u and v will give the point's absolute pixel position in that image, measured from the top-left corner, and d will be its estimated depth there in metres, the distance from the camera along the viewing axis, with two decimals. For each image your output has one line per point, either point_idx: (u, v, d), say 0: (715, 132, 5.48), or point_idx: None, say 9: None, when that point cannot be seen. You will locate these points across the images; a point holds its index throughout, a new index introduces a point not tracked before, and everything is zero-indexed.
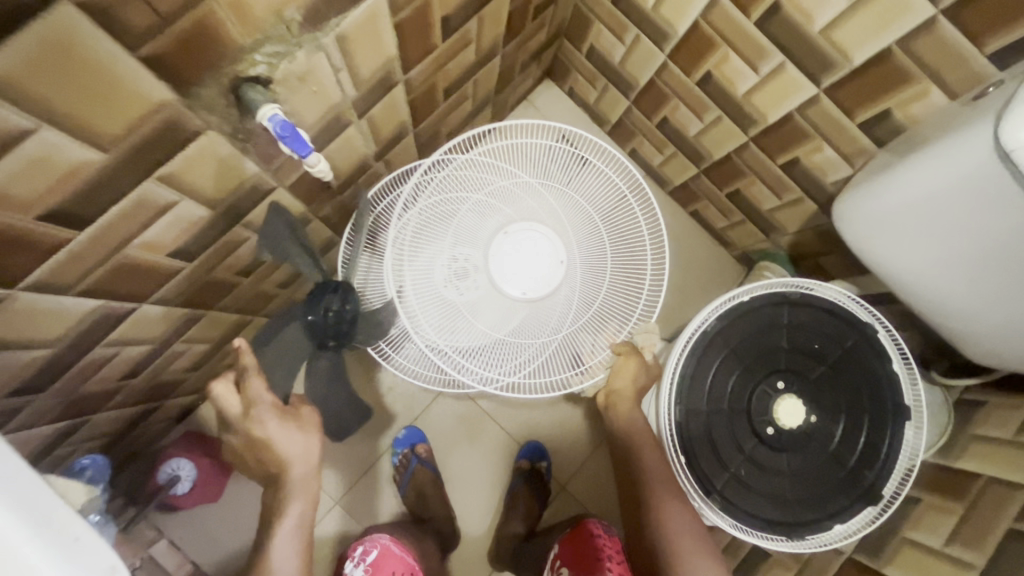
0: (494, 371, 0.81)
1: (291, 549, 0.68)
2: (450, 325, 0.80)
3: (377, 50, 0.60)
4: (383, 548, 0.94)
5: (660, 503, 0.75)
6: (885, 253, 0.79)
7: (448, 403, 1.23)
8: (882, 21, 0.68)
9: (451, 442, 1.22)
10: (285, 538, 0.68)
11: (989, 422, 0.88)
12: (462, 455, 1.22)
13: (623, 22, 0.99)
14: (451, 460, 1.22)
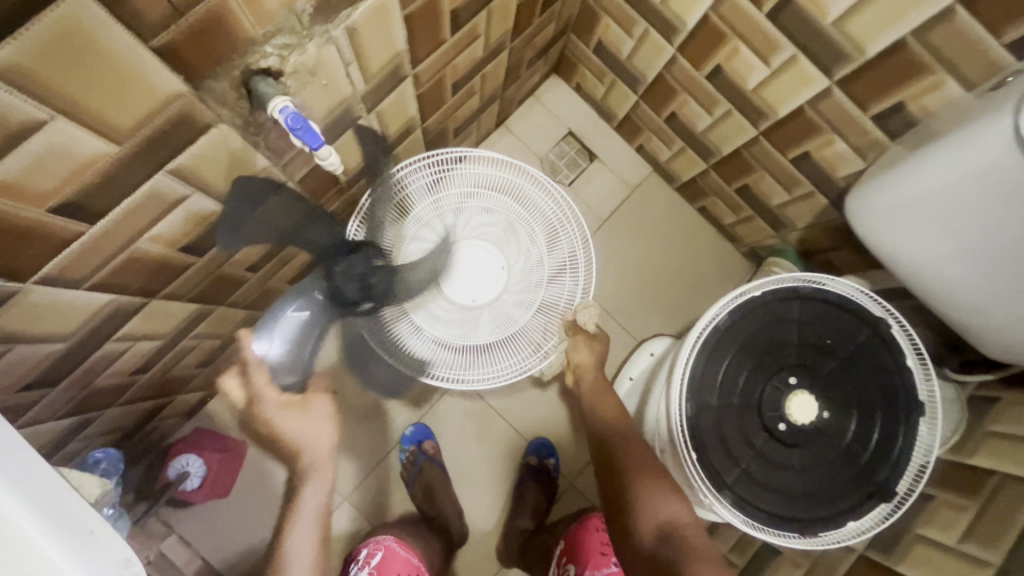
0: (456, 370, 0.87)
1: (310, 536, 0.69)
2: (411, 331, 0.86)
3: (387, 43, 0.60)
4: (387, 551, 0.94)
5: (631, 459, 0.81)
6: (896, 247, 0.78)
7: (455, 399, 1.23)
8: (896, 12, 0.67)
9: (459, 438, 1.22)
10: (305, 527, 0.69)
11: (1004, 420, 0.87)
12: (469, 448, 1.22)
13: (632, 17, 0.98)
14: (460, 454, 1.22)
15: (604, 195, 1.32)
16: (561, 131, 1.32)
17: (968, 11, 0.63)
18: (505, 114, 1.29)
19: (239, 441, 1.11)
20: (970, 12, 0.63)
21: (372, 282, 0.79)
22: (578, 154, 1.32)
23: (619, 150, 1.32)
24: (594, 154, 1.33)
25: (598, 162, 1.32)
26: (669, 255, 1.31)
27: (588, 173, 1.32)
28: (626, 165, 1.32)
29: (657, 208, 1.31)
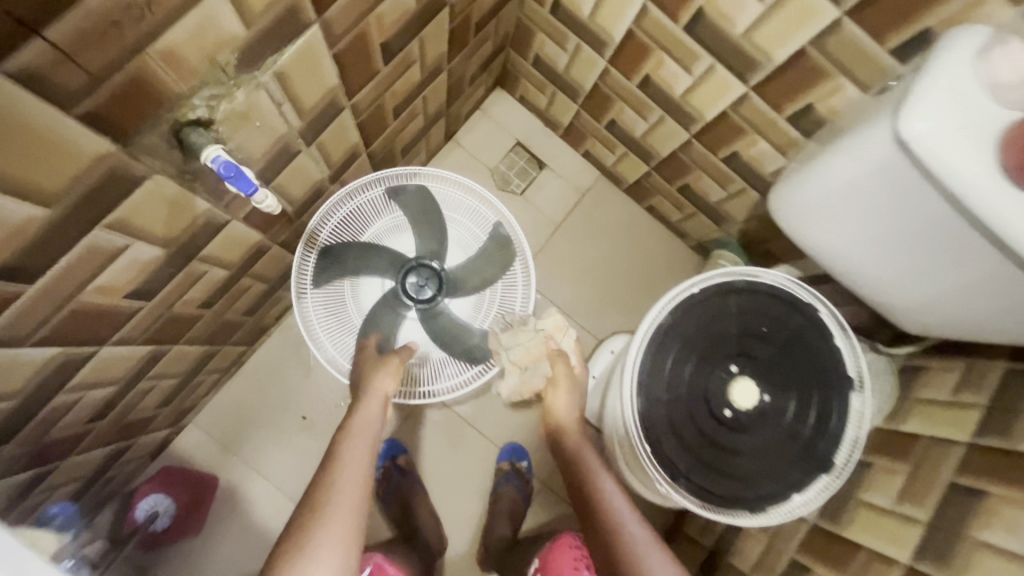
0: (434, 383, 0.95)
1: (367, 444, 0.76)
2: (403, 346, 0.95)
3: (319, 82, 0.62)
4: (376, 565, 0.95)
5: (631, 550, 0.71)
6: (817, 238, 0.83)
7: (440, 419, 1.26)
8: (793, 23, 0.73)
9: (449, 461, 1.25)
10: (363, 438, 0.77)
11: (931, 387, 0.94)
12: (459, 469, 1.25)
13: (563, 32, 1.03)
14: (450, 477, 1.24)
15: (557, 202, 1.36)
16: (509, 142, 1.36)
17: (855, 20, 0.68)
18: (453, 129, 1.32)
19: (209, 475, 1.12)
20: (856, 21, 0.68)
21: (427, 283, 0.92)
22: (527, 164, 1.36)
23: (566, 157, 1.37)
24: (544, 163, 1.37)
25: (548, 170, 1.36)
26: (622, 254, 1.36)
27: (538, 182, 1.36)
28: (576, 171, 1.37)
29: (608, 211, 1.36)
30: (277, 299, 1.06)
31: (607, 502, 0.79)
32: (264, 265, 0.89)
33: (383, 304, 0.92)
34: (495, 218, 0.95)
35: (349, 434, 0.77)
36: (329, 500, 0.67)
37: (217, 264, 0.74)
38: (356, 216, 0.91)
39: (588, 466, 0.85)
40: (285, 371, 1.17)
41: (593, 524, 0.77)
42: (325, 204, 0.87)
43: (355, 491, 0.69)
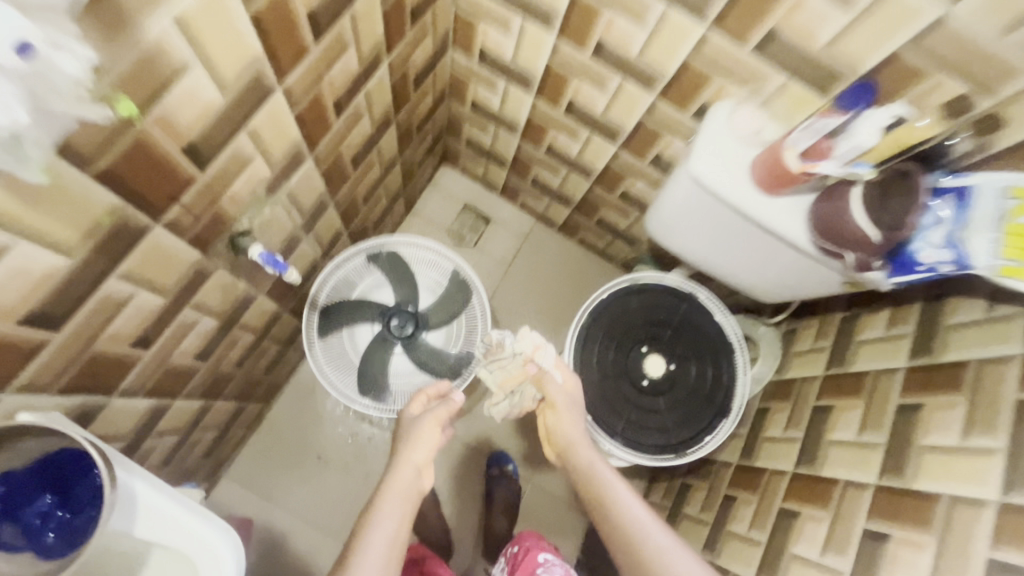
0: None
1: (404, 481, 0.92)
2: (396, 376, 1.19)
3: (313, 190, 0.92)
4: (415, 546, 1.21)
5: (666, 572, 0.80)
6: (678, 248, 1.09)
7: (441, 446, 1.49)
8: (629, 104, 1.03)
9: (451, 479, 1.47)
10: (403, 477, 0.93)
11: (801, 341, 1.24)
12: (461, 484, 1.47)
13: (483, 121, 1.37)
14: (453, 492, 1.46)
15: (506, 248, 1.66)
16: (459, 206, 1.68)
17: (658, 103, 0.99)
18: (411, 203, 1.64)
19: (244, 518, 1.31)
20: (659, 104, 0.99)
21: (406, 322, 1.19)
22: (476, 222, 1.66)
23: (507, 211, 1.69)
24: (489, 219, 1.68)
25: (493, 224, 1.68)
26: (564, 281, 1.65)
27: (487, 234, 1.67)
28: (516, 220, 1.68)
29: (548, 248, 1.67)
30: (286, 358, 1.31)
31: (629, 524, 0.87)
32: (277, 329, 1.15)
33: (375, 343, 1.17)
34: (453, 265, 1.23)
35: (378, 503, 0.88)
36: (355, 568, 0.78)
37: (247, 329, 1.00)
38: (345, 280, 1.18)
39: (604, 491, 0.93)
40: (298, 419, 1.40)
41: (625, 542, 0.86)
42: (322, 274, 1.14)
43: (380, 555, 0.81)
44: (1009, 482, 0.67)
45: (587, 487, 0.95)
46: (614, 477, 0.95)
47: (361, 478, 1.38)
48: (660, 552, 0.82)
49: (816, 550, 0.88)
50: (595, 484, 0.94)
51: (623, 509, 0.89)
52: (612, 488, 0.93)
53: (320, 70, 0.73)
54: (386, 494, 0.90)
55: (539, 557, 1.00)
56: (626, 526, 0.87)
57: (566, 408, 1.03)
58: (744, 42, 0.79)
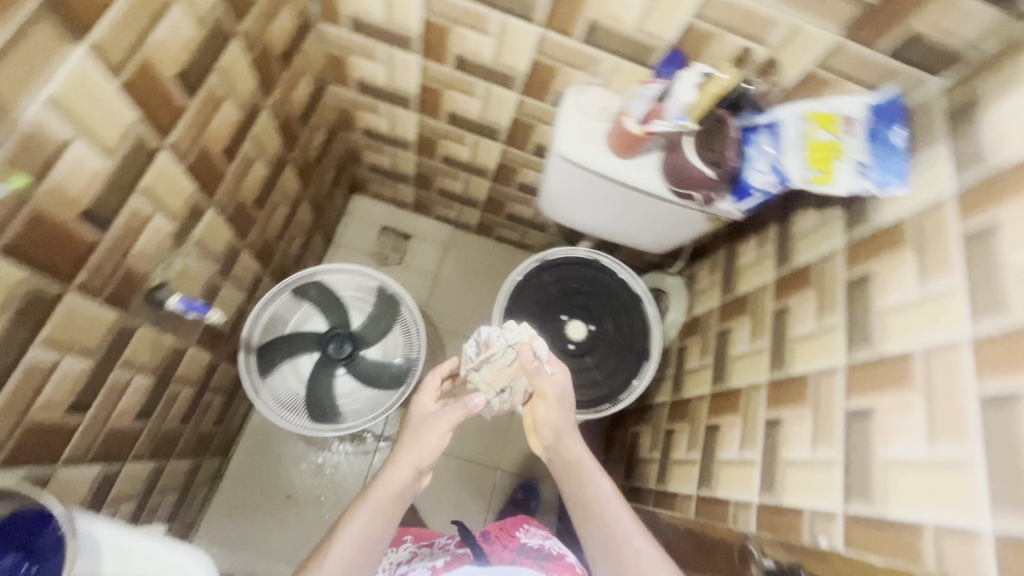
0: (377, 411, 1.22)
1: (399, 470, 0.94)
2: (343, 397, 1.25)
3: (221, 235, 0.97)
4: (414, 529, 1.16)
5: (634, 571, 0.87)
6: (572, 222, 1.22)
7: None
8: (500, 104, 1.15)
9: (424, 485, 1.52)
10: (399, 467, 0.94)
11: (700, 281, 1.40)
12: (435, 489, 1.53)
13: (380, 144, 1.46)
14: (428, 498, 1.51)
15: (430, 260, 1.75)
16: (377, 229, 1.75)
17: (522, 98, 1.12)
18: (329, 235, 1.70)
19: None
20: (523, 99, 1.12)
21: (343, 343, 1.24)
22: (396, 240, 1.74)
23: (424, 224, 1.77)
24: (409, 234, 1.76)
25: (413, 238, 1.76)
26: (491, 277, 1.76)
27: (410, 250, 1.75)
28: (434, 231, 1.77)
29: (469, 250, 1.77)
30: (235, 407, 1.33)
31: (613, 526, 0.93)
32: (217, 379, 1.18)
33: (317, 370, 1.22)
34: (377, 280, 1.29)
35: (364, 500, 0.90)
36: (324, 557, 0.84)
37: (185, 383, 1.03)
38: (274, 318, 1.23)
39: (591, 488, 1.00)
40: (260, 465, 1.43)
41: (605, 538, 0.93)
42: (249, 317, 1.17)
43: (351, 551, 0.85)
44: (849, 346, 0.82)
45: (575, 485, 1.02)
46: (600, 475, 1.02)
47: (334, 507, 1.42)
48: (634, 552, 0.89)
49: (735, 450, 1.01)
50: (582, 482, 1.01)
51: (607, 510, 0.96)
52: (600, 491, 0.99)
53: (201, 123, 0.80)
54: (381, 484, 0.92)
55: (523, 534, 1.10)
56: (606, 524, 0.94)
57: (553, 401, 1.05)
58: (573, 34, 0.93)
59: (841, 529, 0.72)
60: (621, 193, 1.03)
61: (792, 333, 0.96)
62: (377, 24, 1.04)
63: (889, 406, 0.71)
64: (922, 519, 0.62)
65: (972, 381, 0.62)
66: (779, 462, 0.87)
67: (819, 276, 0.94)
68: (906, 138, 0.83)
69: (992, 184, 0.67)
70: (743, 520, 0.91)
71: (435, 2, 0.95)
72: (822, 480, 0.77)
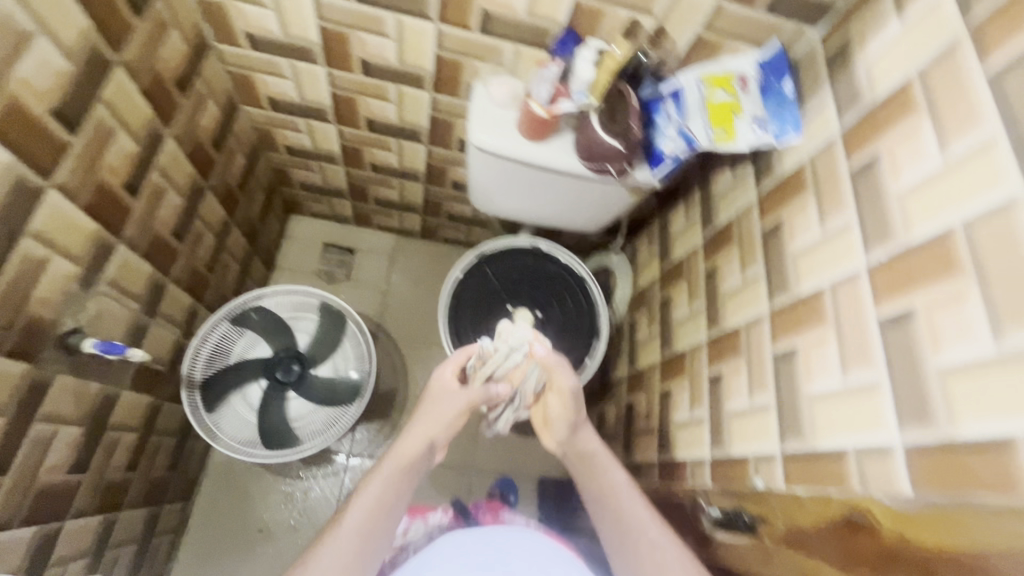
0: (335, 428, 1.20)
1: (413, 441, 0.92)
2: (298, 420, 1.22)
3: (138, 272, 0.95)
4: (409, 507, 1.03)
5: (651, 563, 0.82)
6: (504, 212, 1.22)
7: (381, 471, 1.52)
8: (415, 105, 1.15)
9: None
10: (413, 439, 0.92)
11: (640, 255, 1.42)
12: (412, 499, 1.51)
13: (306, 161, 1.44)
14: None
15: (378, 271, 1.73)
16: (320, 247, 1.72)
17: (434, 96, 1.12)
18: (271, 260, 1.66)
19: None
20: (436, 97, 1.12)
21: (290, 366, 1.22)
22: (341, 256, 1.71)
23: (368, 236, 1.75)
24: (353, 248, 1.74)
25: (358, 252, 1.74)
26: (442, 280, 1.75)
27: (356, 264, 1.73)
28: (379, 241, 1.76)
29: (417, 256, 1.76)
30: (190, 448, 1.30)
31: (630, 515, 0.88)
32: (163, 420, 1.15)
33: (267, 397, 1.19)
34: (318, 297, 1.27)
35: (377, 470, 0.89)
36: (335, 529, 0.82)
37: (124, 429, 1.00)
38: (215, 351, 1.19)
39: (604, 478, 0.94)
40: (227, 503, 1.40)
41: (623, 531, 0.87)
42: (188, 353, 1.14)
43: (367, 517, 0.83)
44: (771, 294, 0.84)
45: (586, 479, 0.96)
46: (615, 466, 0.96)
47: (309, 533, 1.40)
48: (649, 542, 0.84)
49: (687, 411, 1.03)
50: (596, 475, 0.95)
51: (619, 499, 0.90)
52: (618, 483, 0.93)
53: (91, 159, 0.77)
54: (394, 453, 0.90)
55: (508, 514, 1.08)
56: (620, 520, 0.88)
57: (567, 394, 0.95)
58: (468, 27, 0.93)
59: (780, 468, 0.74)
60: (544, 177, 1.04)
61: (723, 290, 0.99)
62: (274, 39, 1.02)
63: (809, 344, 0.74)
64: (845, 446, 0.64)
65: (873, 307, 0.64)
66: (724, 416, 0.90)
67: (740, 231, 0.97)
68: (794, 86, 0.86)
69: (870, 122, 0.70)
70: (699, 478, 0.93)
71: (327, 10, 0.94)
72: (760, 425, 0.80)
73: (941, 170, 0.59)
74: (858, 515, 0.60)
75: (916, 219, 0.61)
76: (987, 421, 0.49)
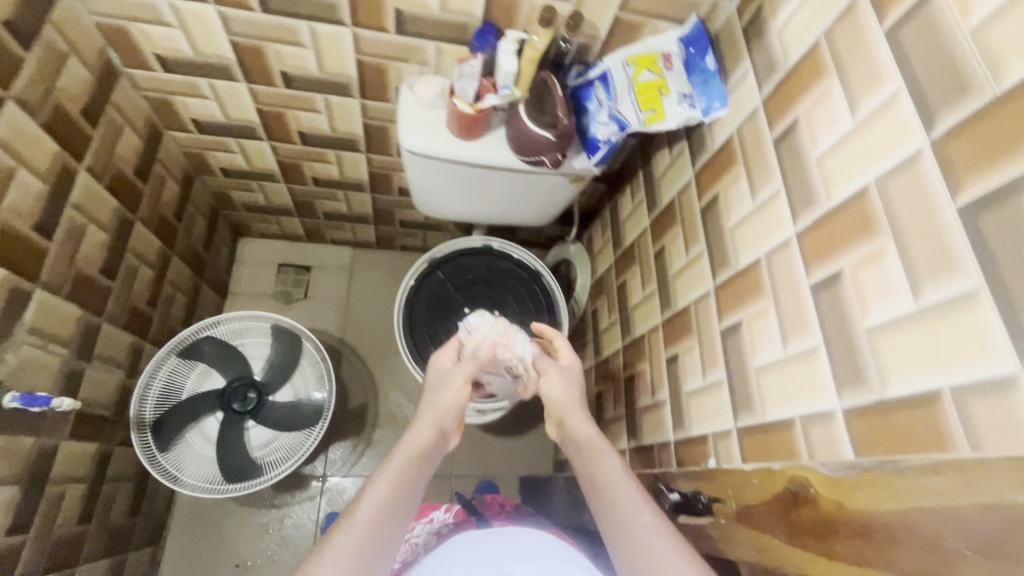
0: (299, 452, 1.16)
1: (422, 428, 0.78)
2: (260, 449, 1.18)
3: (64, 316, 0.90)
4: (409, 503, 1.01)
5: (647, 556, 0.64)
6: (451, 215, 1.19)
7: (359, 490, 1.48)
8: (346, 113, 1.12)
9: None
10: (422, 424, 0.78)
11: (596, 243, 1.41)
12: None
13: (245, 183, 1.38)
14: None
15: (336, 286, 1.69)
16: (274, 268, 1.67)
17: (364, 103, 1.09)
18: (223, 286, 1.61)
19: None
20: (365, 104, 1.09)
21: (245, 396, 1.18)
22: (296, 275, 1.67)
23: (322, 252, 1.71)
24: (309, 265, 1.69)
25: (314, 269, 1.69)
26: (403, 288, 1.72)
27: (312, 281, 1.68)
28: (335, 256, 1.72)
29: (375, 267, 1.73)
30: (153, 490, 1.25)
31: (622, 507, 0.70)
32: (117, 466, 1.10)
33: (225, 430, 1.15)
34: (269, 321, 1.23)
35: (387, 462, 0.72)
36: (340, 532, 0.65)
37: (70, 481, 0.96)
38: (166, 388, 1.15)
39: (597, 467, 0.76)
40: (200, 542, 1.35)
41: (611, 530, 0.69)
42: (136, 393, 1.09)
43: (378, 511, 0.67)
44: (713, 270, 0.84)
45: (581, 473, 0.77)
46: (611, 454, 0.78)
47: (289, 562, 1.36)
48: (639, 527, 0.67)
49: (650, 396, 1.02)
50: (590, 463, 0.77)
51: (610, 493, 0.72)
52: (614, 472, 0.74)
53: None
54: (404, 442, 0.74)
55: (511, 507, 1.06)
56: (614, 511, 0.70)
57: (556, 371, 0.90)
58: (384, 29, 0.91)
59: (736, 445, 0.73)
60: (482, 173, 1.02)
61: (672, 270, 0.98)
62: (187, 59, 0.98)
63: (752, 316, 0.73)
64: (791, 415, 0.63)
65: (805, 274, 0.64)
66: (683, 396, 0.89)
67: (681, 210, 0.96)
68: (717, 61, 0.86)
69: (787, 90, 0.70)
70: (666, 460, 0.92)
71: (234, 23, 0.91)
72: (715, 403, 0.79)
73: (854, 131, 0.58)
74: (800, 485, 0.58)
75: (836, 181, 0.60)
76: (917, 377, 0.48)
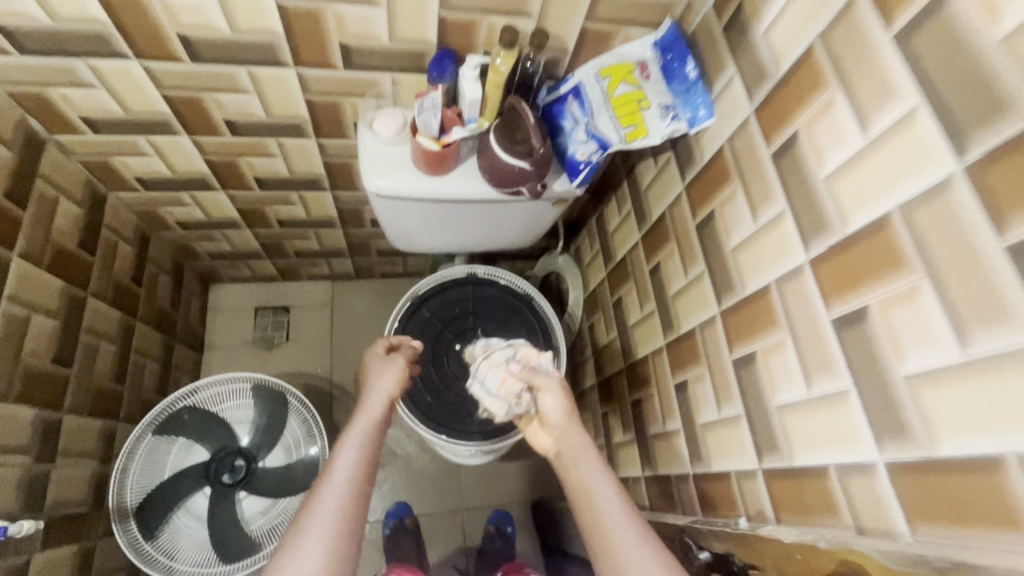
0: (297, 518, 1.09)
1: (376, 404, 0.81)
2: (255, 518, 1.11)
3: (16, 422, 0.83)
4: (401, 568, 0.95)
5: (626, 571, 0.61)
6: (428, 249, 1.11)
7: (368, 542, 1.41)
8: (303, 154, 1.03)
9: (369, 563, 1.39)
10: (374, 402, 0.81)
11: (585, 255, 1.34)
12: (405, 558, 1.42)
13: (206, 234, 1.29)
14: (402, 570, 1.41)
15: (318, 324, 1.60)
16: (251, 312, 1.59)
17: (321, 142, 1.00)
18: (198, 340, 1.52)
19: None
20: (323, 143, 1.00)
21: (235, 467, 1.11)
22: (275, 318, 1.58)
23: (300, 290, 1.63)
24: (287, 305, 1.61)
25: (293, 308, 1.61)
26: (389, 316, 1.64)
27: (292, 322, 1.60)
28: (313, 292, 1.63)
29: (357, 298, 1.65)
30: None
31: (605, 517, 0.67)
32: (103, 561, 1.03)
33: (216, 506, 1.09)
34: (249, 383, 1.15)
35: (344, 438, 0.74)
36: (312, 510, 0.64)
37: None
38: (146, 467, 1.07)
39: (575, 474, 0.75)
40: None
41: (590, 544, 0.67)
42: (113, 479, 1.01)
43: (350, 483, 0.67)
44: (717, 294, 0.77)
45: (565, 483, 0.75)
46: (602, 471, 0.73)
47: None
48: (625, 548, 0.63)
49: (661, 423, 0.96)
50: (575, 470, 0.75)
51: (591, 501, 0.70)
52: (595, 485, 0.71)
53: None
54: (357, 418, 0.77)
55: None
56: (592, 524, 0.67)
57: (552, 386, 0.83)
58: (332, 66, 0.82)
59: (765, 490, 0.67)
60: (456, 208, 0.94)
61: (671, 290, 0.92)
62: (117, 119, 0.89)
63: (767, 348, 0.67)
64: (825, 463, 0.58)
65: (823, 308, 0.58)
66: (698, 427, 0.83)
67: (674, 226, 0.90)
68: (698, 66, 0.79)
69: (781, 100, 0.64)
70: (686, 494, 0.87)
71: (163, 77, 0.82)
72: (736, 439, 0.73)
73: (867, 150, 0.52)
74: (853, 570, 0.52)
75: (851, 206, 0.54)
76: (972, 438, 0.43)
